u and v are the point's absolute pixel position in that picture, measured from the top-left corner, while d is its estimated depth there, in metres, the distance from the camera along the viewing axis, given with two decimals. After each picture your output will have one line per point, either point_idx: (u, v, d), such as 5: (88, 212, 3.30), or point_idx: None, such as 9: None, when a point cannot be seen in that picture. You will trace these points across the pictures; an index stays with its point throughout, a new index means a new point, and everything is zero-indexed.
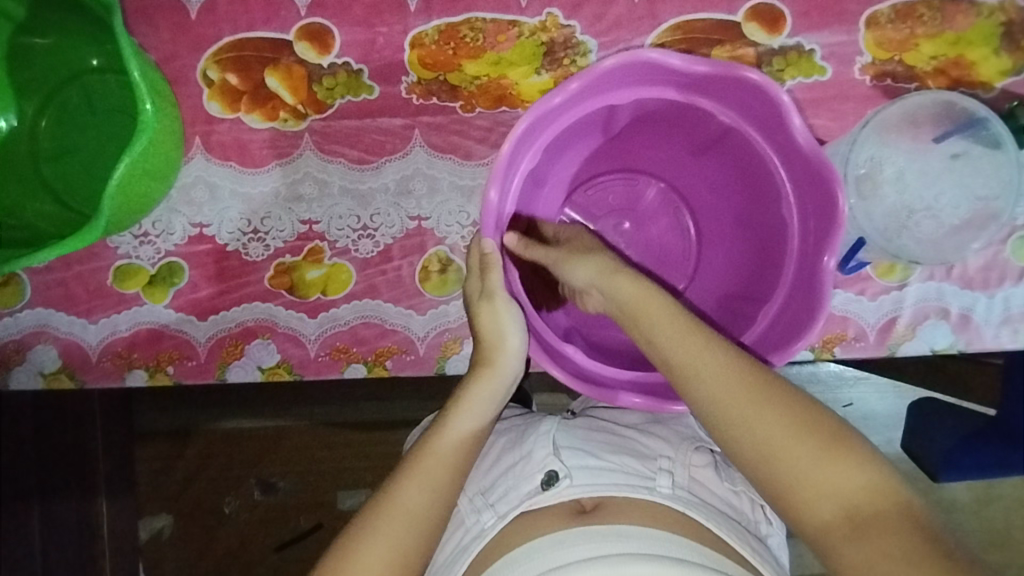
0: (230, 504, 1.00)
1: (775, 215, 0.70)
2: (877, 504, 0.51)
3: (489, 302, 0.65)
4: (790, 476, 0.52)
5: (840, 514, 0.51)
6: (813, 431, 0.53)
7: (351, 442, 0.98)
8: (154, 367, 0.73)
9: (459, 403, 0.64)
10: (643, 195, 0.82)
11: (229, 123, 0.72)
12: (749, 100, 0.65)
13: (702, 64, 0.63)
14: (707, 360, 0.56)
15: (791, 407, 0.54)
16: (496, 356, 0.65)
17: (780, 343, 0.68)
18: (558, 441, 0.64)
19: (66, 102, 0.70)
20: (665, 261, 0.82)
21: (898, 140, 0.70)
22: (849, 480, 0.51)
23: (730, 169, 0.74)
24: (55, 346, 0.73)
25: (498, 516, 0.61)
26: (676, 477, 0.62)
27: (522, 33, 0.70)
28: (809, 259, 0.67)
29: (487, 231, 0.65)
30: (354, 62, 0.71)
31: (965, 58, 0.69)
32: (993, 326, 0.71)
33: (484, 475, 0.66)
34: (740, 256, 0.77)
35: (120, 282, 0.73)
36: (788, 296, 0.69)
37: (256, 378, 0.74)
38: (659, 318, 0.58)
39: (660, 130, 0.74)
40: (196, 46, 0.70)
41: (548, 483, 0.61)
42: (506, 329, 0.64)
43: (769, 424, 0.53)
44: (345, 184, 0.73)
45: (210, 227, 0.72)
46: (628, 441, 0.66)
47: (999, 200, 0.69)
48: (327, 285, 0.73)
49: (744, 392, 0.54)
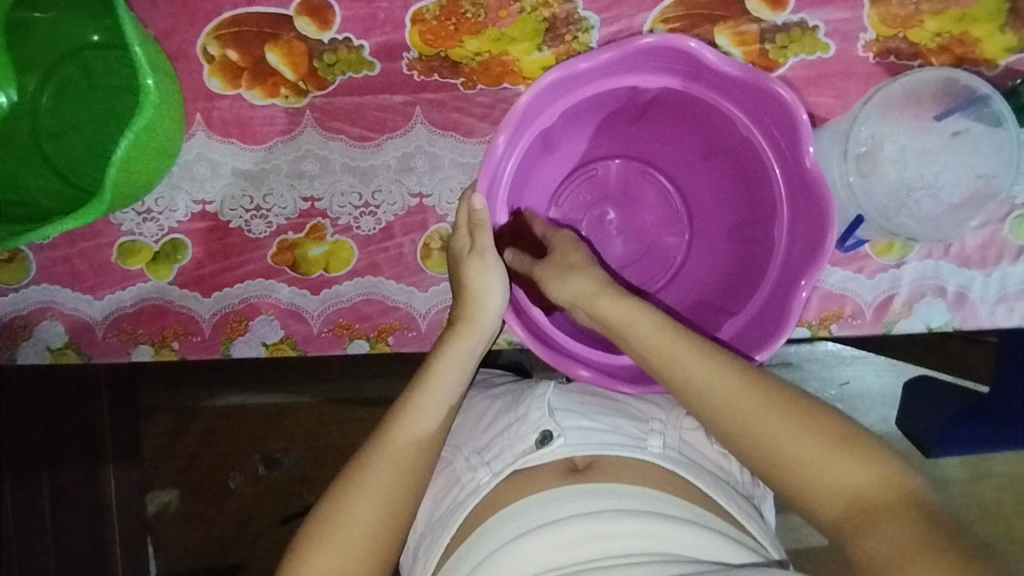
0: (235, 479, 1.02)
1: (743, 145, 0.70)
2: (886, 497, 0.53)
3: (478, 258, 0.64)
4: (801, 476, 0.55)
5: (850, 509, 0.53)
6: (819, 430, 0.55)
7: (352, 419, 1.00)
8: (159, 343, 0.74)
9: (440, 358, 0.65)
10: (629, 180, 0.81)
11: (230, 99, 0.72)
12: (669, 60, 0.65)
13: (606, 52, 0.63)
14: (712, 380, 0.58)
15: (795, 413, 0.56)
16: (475, 312, 0.65)
17: (761, 341, 0.68)
18: (554, 402, 0.65)
19: (66, 78, 0.70)
20: (649, 257, 0.82)
21: (900, 117, 0.69)
22: (857, 475, 0.54)
23: (716, 151, 0.74)
24: (60, 322, 0.74)
25: (493, 473, 0.62)
26: (668, 438, 0.63)
27: (524, 8, 0.69)
28: (794, 167, 0.66)
29: (479, 184, 0.65)
30: (354, 38, 0.70)
31: (970, 35, 0.69)
32: (989, 304, 0.72)
33: (480, 435, 0.66)
34: (728, 238, 0.77)
35: (124, 260, 0.73)
36: (794, 212, 0.67)
37: (260, 354, 0.75)
38: (647, 330, 0.60)
39: (592, 118, 0.74)
40: (195, 21, 0.70)
41: (543, 441, 0.62)
42: (488, 285, 0.65)
43: (777, 427, 0.56)
44: (347, 162, 0.73)
45: (212, 204, 0.73)
46: (623, 405, 0.67)
47: (998, 177, 0.69)
48: (329, 262, 0.74)
49: (748, 404, 0.57)
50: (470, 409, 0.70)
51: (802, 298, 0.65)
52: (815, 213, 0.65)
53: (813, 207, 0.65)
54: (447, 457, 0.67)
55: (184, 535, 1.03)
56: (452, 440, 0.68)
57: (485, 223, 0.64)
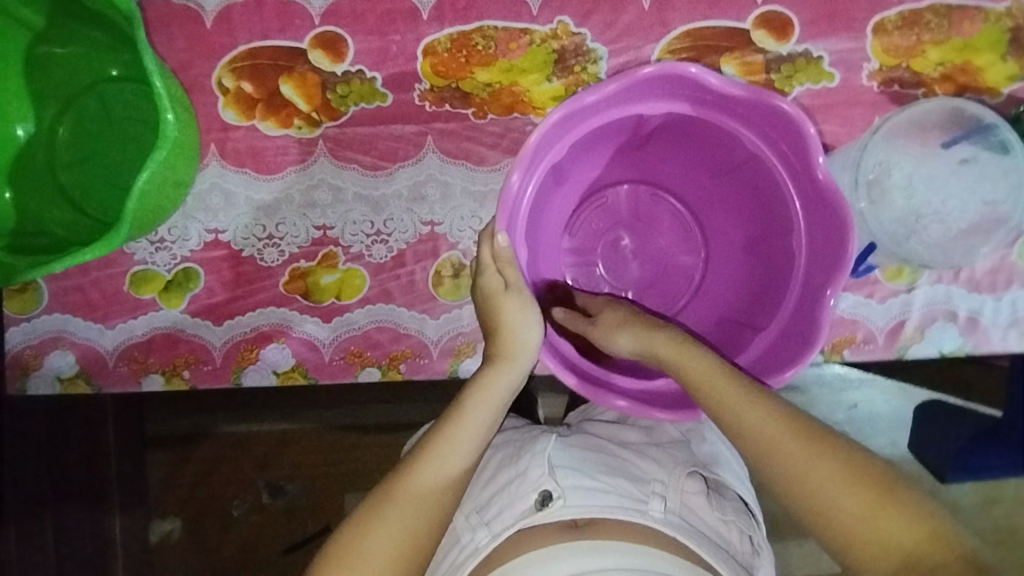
0: (239, 507, 1.01)
1: (753, 165, 0.70)
2: (937, 555, 0.52)
3: (515, 296, 0.65)
4: (854, 532, 0.54)
5: (906, 567, 0.52)
6: (866, 481, 0.55)
7: (360, 446, 0.99)
8: (169, 372, 0.74)
9: (474, 393, 0.64)
10: (640, 205, 0.82)
11: (244, 130, 0.73)
12: (673, 86, 0.66)
13: (612, 84, 0.64)
14: (761, 424, 0.58)
15: (845, 465, 0.56)
16: (512, 350, 0.65)
17: (794, 355, 0.67)
18: (555, 459, 0.65)
19: (83, 110, 0.71)
20: (664, 279, 0.83)
21: (907, 145, 0.70)
22: (905, 530, 0.53)
23: (726, 169, 0.74)
24: (72, 351, 0.74)
25: (491, 535, 0.62)
26: (670, 503, 0.63)
27: (533, 41, 0.72)
28: (807, 184, 0.67)
29: (501, 223, 0.65)
30: (367, 70, 0.72)
31: (971, 64, 0.70)
32: (1001, 329, 0.72)
33: (481, 492, 0.67)
34: (745, 254, 0.77)
35: (136, 288, 0.73)
36: (810, 229, 0.68)
37: (271, 382, 0.74)
38: (706, 373, 0.61)
39: (601, 147, 0.75)
40: (212, 55, 0.72)
41: (543, 503, 0.62)
42: (524, 322, 0.65)
43: (826, 476, 0.56)
44: (359, 191, 0.73)
45: (225, 233, 0.73)
46: (625, 463, 0.67)
47: (1005, 204, 0.70)
48: (341, 290, 0.74)
49: (795, 451, 0.57)
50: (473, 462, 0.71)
51: (831, 307, 0.65)
52: (831, 224, 0.65)
53: (828, 218, 0.65)
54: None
55: (188, 565, 1.01)
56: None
57: (513, 260, 0.65)
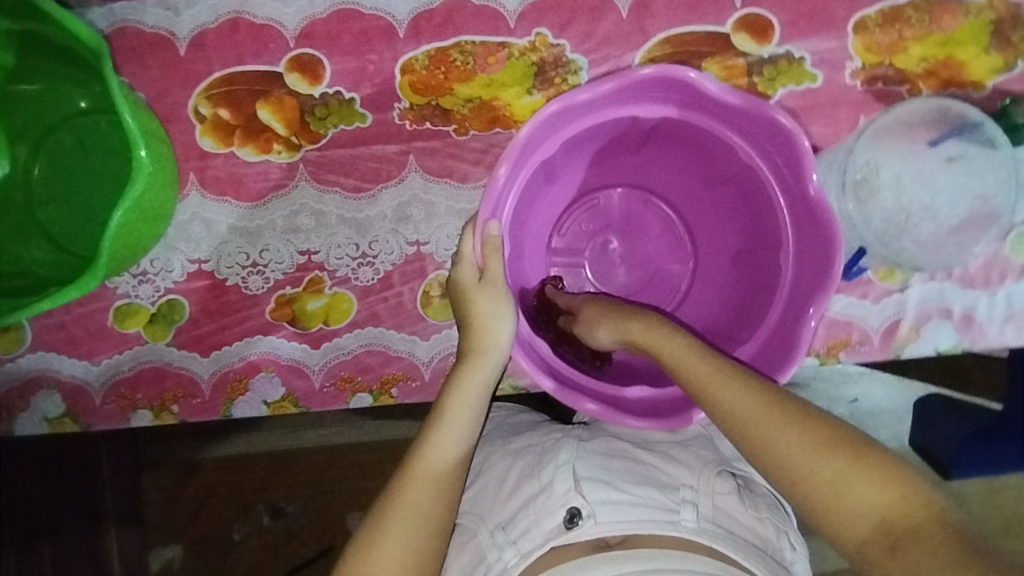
0: (240, 531, 0.98)
1: (746, 172, 0.69)
2: (917, 517, 0.51)
3: (489, 289, 0.65)
4: (828, 500, 0.53)
5: (880, 531, 0.51)
6: (845, 448, 0.54)
7: (360, 463, 0.96)
8: (158, 407, 0.73)
9: (452, 394, 0.64)
10: (632, 210, 0.81)
11: (223, 157, 0.72)
12: (669, 90, 0.66)
13: (607, 83, 0.63)
14: (734, 396, 0.57)
15: (820, 432, 0.54)
16: (487, 344, 0.64)
17: (781, 362, 0.67)
18: (579, 471, 0.62)
19: (56, 145, 0.70)
20: (653, 284, 0.81)
21: (894, 143, 0.70)
22: (885, 493, 0.52)
23: (719, 180, 0.73)
24: (58, 390, 0.73)
25: (520, 555, 0.60)
26: (702, 509, 0.61)
27: (512, 54, 0.71)
28: (799, 193, 0.66)
29: (486, 212, 0.64)
30: (345, 91, 0.71)
31: (955, 58, 0.70)
32: (996, 324, 0.71)
33: (502, 506, 0.64)
34: (732, 265, 0.76)
35: (121, 323, 0.72)
36: (800, 239, 0.67)
37: (262, 412, 0.73)
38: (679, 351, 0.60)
39: (592, 148, 0.74)
40: (187, 83, 0.71)
41: (571, 521, 0.60)
42: (498, 314, 0.64)
43: (801, 445, 0.54)
44: (342, 214, 0.72)
45: (208, 262, 0.72)
46: (650, 470, 0.64)
47: (996, 198, 0.69)
48: (328, 315, 0.73)
49: (772, 421, 0.55)
50: (490, 470, 0.68)
51: (811, 326, 0.65)
52: (819, 234, 0.65)
53: (820, 231, 0.64)
54: (469, 528, 0.65)
55: None
56: (475, 510, 0.66)
57: (498, 251, 0.64)
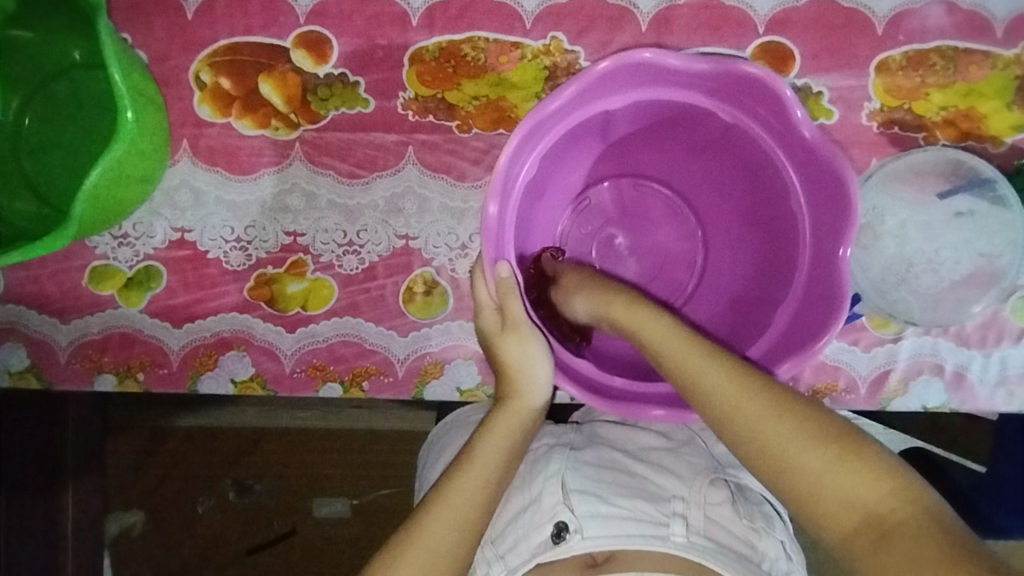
0: (203, 504, 0.96)
1: (733, 137, 0.67)
2: (901, 512, 0.45)
3: (515, 332, 0.63)
4: (807, 487, 0.47)
5: (861, 522, 0.46)
6: (827, 434, 0.48)
7: (330, 450, 0.94)
8: (124, 373, 0.71)
9: (484, 435, 0.62)
10: (626, 200, 0.78)
11: (219, 127, 0.70)
12: (633, 73, 0.63)
13: (570, 86, 0.61)
14: (709, 371, 0.52)
15: (798, 416, 0.50)
16: (522, 389, 0.63)
17: (809, 338, 0.64)
18: (568, 482, 0.60)
19: (51, 95, 0.68)
20: (666, 267, 0.79)
21: (902, 190, 0.68)
22: (868, 485, 0.46)
23: (704, 144, 0.71)
24: (24, 345, 0.71)
25: (508, 570, 0.58)
26: (692, 522, 0.57)
27: (525, 55, 0.69)
28: (794, 141, 0.64)
29: (491, 251, 0.62)
30: (350, 73, 0.70)
31: (975, 111, 0.68)
32: (988, 386, 0.69)
33: (499, 519, 0.63)
34: (743, 225, 0.74)
35: (95, 284, 0.71)
36: (806, 187, 0.65)
37: (228, 391, 0.71)
38: (657, 332, 0.56)
39: (576, 146, 0.71)
40: (191, 47, 0.69)
41: (559, 535, 0.57)
42: (530, 359, 0.63)
43: (777, 427, 0.49)
44: (333, 198, 0.71)
45: (191, 232, 0.71)
46: (639, 481, 0.62)
47: (1001, 258, 0.68)
48: (307, 300, 0.71)
49: (751, 402, 0.50)
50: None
51: (846, 257, 0.62)
52: (827, 177, 0.62)
53: (825, 171, 0.62)
54: None
55: (147, 561, 0.97)
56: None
57: (514, 290, 0.62)
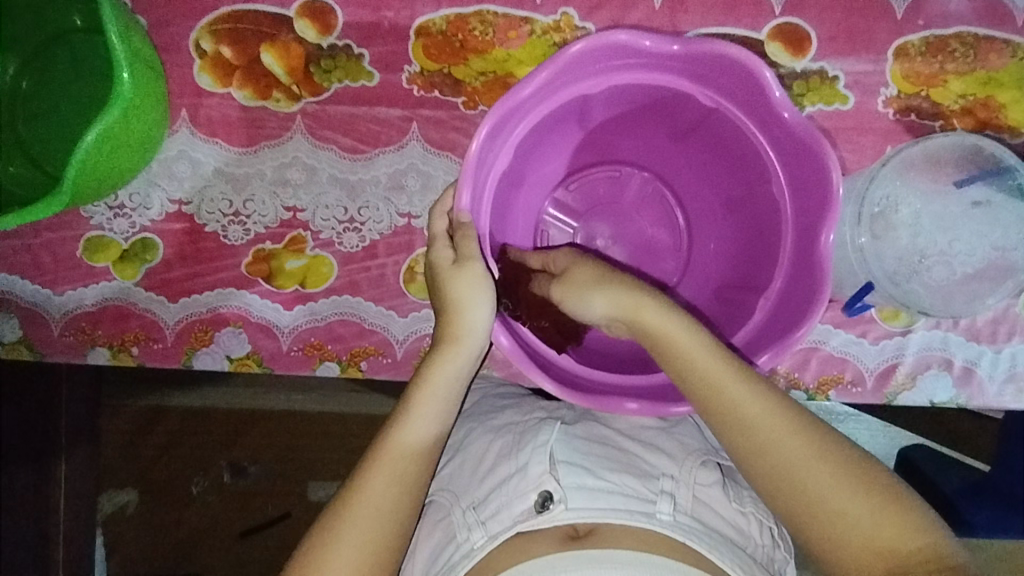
0: (198, 485, 0.95)
1: (692, 109, 0.66)
2: (919, 555, 0.50)
3: (460, 272, 0.59)
4: (837, 528, 0.52)
5: (885, 562, 0.51)
6: (856, 480, 0.53)
7: (327, 433, 0.93)
8: (117, 347, 0.70)
9: (421, 389, 0.59)
10: (599, 190, 0.76)
11: (218, 97, 0.68)
12: (585, 63, 0.61)
13: (527, 86, 0.59)
14: (751, 412, 0.54)
15: (831, 459, 0.53)
16: (459, 331, 0.59)
17: (795, 318, 0.62)
18: (556, 454, 0.58)
19: (46, 59, 0.67)
20: (651, 256, 0.77)
21: (917, 179, 0.66)
22: (891, 530, 0.51)
23: (685, 130, 0.69)
24: (16, 316, 0.70)
25: (489, 536, 0.56)
26: (678, 502, 0.57)
27: (534, 31, 0.67)
28: (751, 100, 0.62)
29: (463, 198, 0.59)
30: (354, 45, 0.68)
31: (994, 100, 0.66)
32: (997, 382, 0.68)
33: (478, 484, 0.60)
34: (726, 210, 0.72)
35: (90, 255, 0.69)
36: (770, 140, 0.63)
37: (224, 368, 0.70)
38: (698, 360, 0.55)
39: (546, 142, 0.70)
40: (191, 14, 0.67)
41: (543, 505, 0.55)
42: (472, 300, 0.59)
43: (813, 472, 0.53)
44: (334, 173, 0.69)
45: (189, 204, 0.69)
46: (629, 457, 0.60)
47: (1014, 251, 0.67)
48: (306, 277, 0.70)
49: (789, 444, 0.53)
50: (470, 447, 0.64)
51: (835, 183, 0.60)
52: (787, 127, 0.61)
53: (780, 118, 0.61)
54: (445, 505, 0.61)
55: (140, 540, 0.96)
56: (451, 486, 0.62)
57: (472, 233, 0.59)
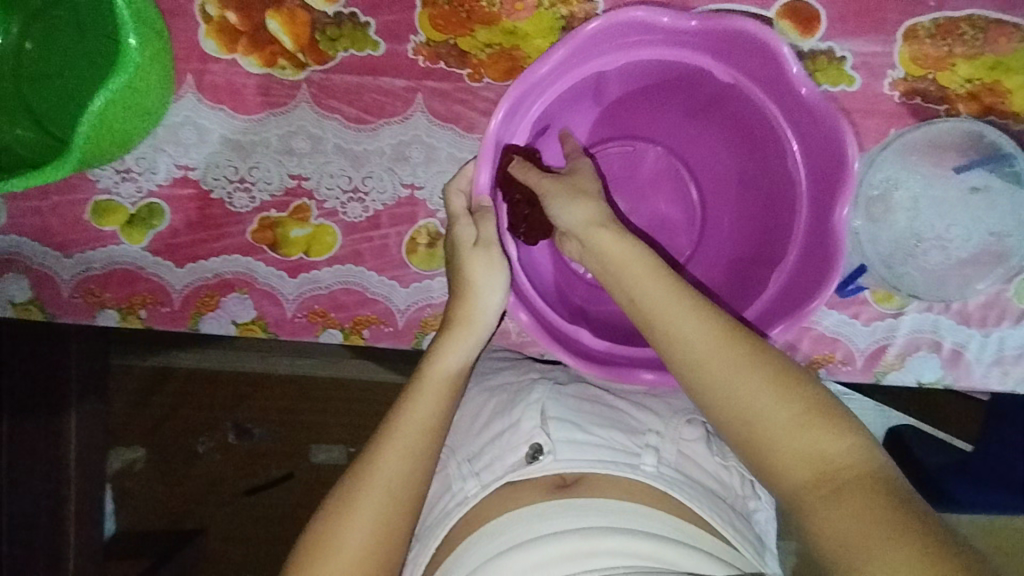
0: (203, 445, 0.98)
1: (706, 84, 0.66)
2: (850, 469, 0.47)
3: (480, 253, 0.61)
4: (773, 446, 0.49)
5: (814, 476, 0.48)
6: (802, 402, 0.50)
7: (330, 398, 0.95)
8: (126, 309, 0.71)
9: (437, 363, 0.60)
10: (617, 162, 0.76)
11: (224, 64, 0.68)
12: (603, 38, 0.61)
13: (546, 65, 0.60)
14: (694, 328, 0.52)
15: (774, 376, 0.51)
16: (473, 310, 0.61)
17: (804, 302, 0.62)
18: (548, 410, 0.61)
19: (51, 20, 0.67)
20: (666, 232, 0.77)
21: (919, 163, 0.67)
22: (824, 445, 0.48)
23: (702, 104, 0.70)
24: (26, 277, 0.71)
25: (482, 484, 0.58)
26: (663, 455, 0.59)
27: (541, 3, 0.67)
28: (765, 76, 0.63)
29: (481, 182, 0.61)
30: (360, 13, 0.67)
31: (1000, 85, 0.66)
32: (984, 365, 0.69)
33: (472, 439, 0.62)
34: (741, 187, 0.72)
35: (98, 219, 0.70)
36: (787, 116, 0.64)
37: (229, 332, 0.72)
38: (641, 278, 0.55)
39: (563, 120, 0.70)
40: None
41: (533, 456, 0.57)
42: (487, 282, 0.60)
43: (750, 388, 0.50)
44: (339, 143, 0.69)
45: (195, 170, 0.70)
46: (619, 414, 0.62)
47: (1011, 237, 0.68)
48: (310, 245, 0.71)
49: (727, 359, 0.51)
50: (465, 405, 0.66)
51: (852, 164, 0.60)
52: (803, 105, 0.61)
53: (793, 94, 0.61)
54: (441, 458, 0.63)
55: (149, 495, 0.99)
56: (449, 441, 0.64)
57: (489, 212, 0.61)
